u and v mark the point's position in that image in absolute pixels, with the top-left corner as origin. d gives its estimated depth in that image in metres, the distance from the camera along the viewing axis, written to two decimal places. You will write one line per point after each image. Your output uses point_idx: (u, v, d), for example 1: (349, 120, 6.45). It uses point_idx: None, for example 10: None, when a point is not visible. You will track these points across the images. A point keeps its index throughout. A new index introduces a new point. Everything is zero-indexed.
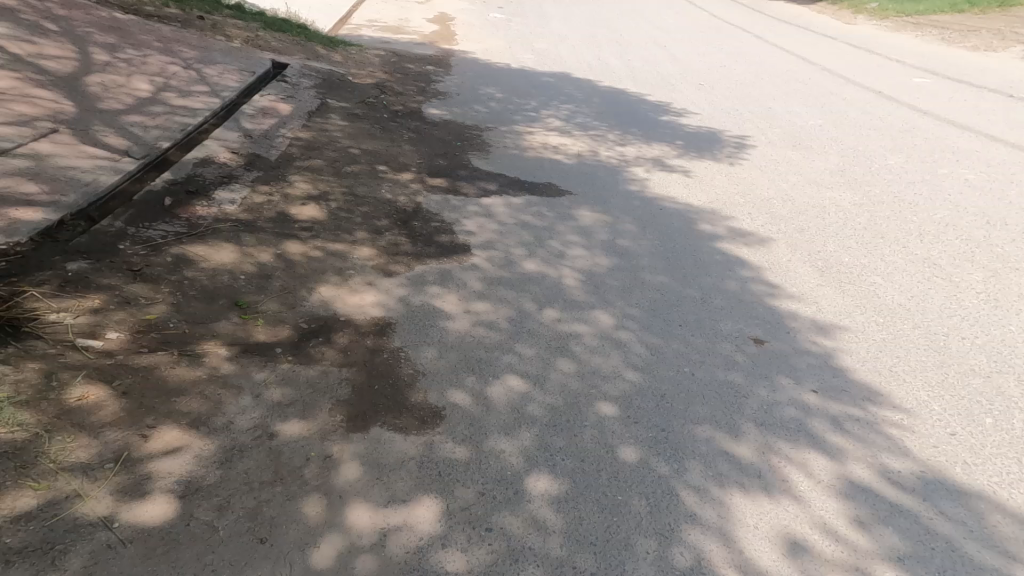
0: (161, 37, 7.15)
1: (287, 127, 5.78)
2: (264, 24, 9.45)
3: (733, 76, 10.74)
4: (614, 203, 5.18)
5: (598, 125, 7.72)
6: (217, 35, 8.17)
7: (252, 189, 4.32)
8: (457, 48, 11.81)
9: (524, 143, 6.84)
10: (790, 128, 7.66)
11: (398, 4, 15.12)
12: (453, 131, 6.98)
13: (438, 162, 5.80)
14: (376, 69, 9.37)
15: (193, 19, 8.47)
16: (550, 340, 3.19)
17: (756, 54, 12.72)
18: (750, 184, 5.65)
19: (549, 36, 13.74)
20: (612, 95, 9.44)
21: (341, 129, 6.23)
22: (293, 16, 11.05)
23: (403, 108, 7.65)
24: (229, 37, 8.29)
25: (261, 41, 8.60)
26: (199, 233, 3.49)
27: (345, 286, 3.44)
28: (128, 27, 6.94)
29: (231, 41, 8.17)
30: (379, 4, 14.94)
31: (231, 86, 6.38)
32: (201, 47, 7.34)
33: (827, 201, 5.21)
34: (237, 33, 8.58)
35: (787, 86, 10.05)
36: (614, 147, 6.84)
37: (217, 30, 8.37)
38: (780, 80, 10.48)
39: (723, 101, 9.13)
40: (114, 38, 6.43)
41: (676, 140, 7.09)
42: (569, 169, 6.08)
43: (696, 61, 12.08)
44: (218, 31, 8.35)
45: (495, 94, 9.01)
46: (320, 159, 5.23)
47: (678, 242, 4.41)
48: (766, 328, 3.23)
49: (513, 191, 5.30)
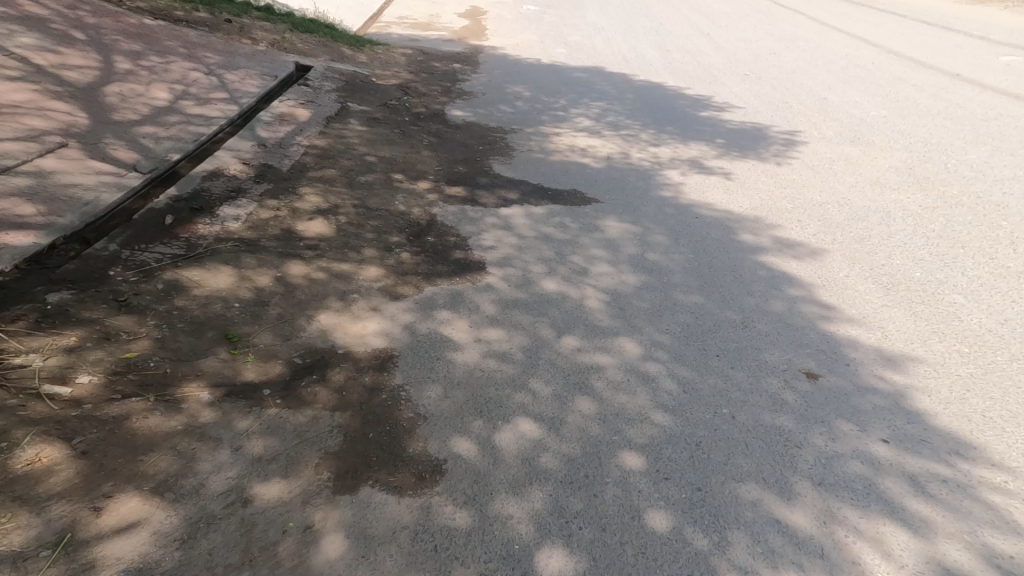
0: (186, 42, 7.05)
1: (304, 134, 5.59)
2: (292, 25, 9.34)
3: (783, 64, 10.17)
4: (644, 212, 4.82)
5: (633, 123, 7.32)
6: (243, 39, 8.07)
7: (260, 203, 4.10)
8: (488, 45, 11.50)
9: (551, 145, 6.50)
10: (848, 120, 7.12)
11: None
12: (476, 135, 6.69)
13: (458, 169, 5.52)
14: (402, 69, 9.16)
15: (222, 23, 8.39)
16: (569, 373, 2.86)
17: (811, 38, 12.09)
18: (801, 187, 5.21)
19: (584, 28, 13.32)
20: (647, 90, 9.00)
21: (359, 134, 6.00)
22: (322, 16, 10.94)
23: (426, 111, 7.40)
24: (256, 41, 8.18)
25: (287, 44, 8.48)
26: (197, 254, 3.28)
27: (347, 312, 3.18)
28: (154, 33, 6.87)
29: (257, 44, 8.06)
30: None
31: (251, 92, 6.22)
32: (225, 51, 7.23)
33: (893, 205, 4.78)
34: (264, 36, 8.47)
35: (846, 74, 9.41)
36: (648, 147, 6.44)
37: (244, 33, 8.27)
38: (836, 67, 9.83)
39: (769, 93, 8.59)
40: (139, 45, 6.35)
41: (716, 138, 6.65)
42: (598, 173, 5.73)
43: (739, 49, 11.46)
44: (244, 34, 8.26)
45: (524, 93, 8.69)
46: (334, 167, 5.00)
47: (716, 258, 4.04)
48: (820, 362, 2.85)
49: (536, 200, 4.98)
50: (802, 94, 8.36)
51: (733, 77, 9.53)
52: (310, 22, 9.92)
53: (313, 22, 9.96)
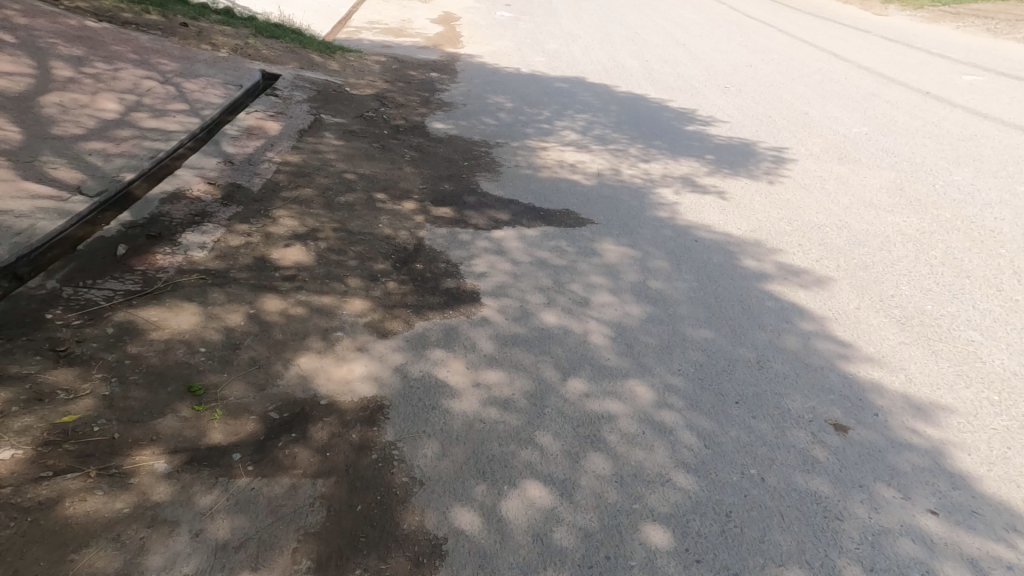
0: (139, 48, 6.66)
1: (275, 149, 5.31)
2: (255, 30, 9.01)
3: (762, 77, 10.14)
4: (643, 234, 4.60)
5: (619, 137, 7.12)
6: (203, 44, 7.69)
7: (227, 228, 3.81)
8: (464, 52, 11.25)
9: (537, 160, 6.26)
10: (831, 136, 7.06)
11: (400, 4, 14.59)
12: (459, 148, 6.43)
13: (443, 187, 5.25)
14: (375, 77, 8.86)
15: (177, 27, 8.00)
16: (578, 424, 2.61)
17: (785, 51, 12.14)
18: (796, 207, 5.03)
19: (561, 36, 13.17)
20: (630, 102, 8.84)
21: (335, 149, 5.71)
22: (288, 20, 10.60)
23: (404, 122, 7.12)
24: (217, 47, 7.81)
25: (252, 50, 8.12)
26: (153, 291, 2.98)
27: (330, 354, 2.88)
28: (100, 37, 6.47)
29: (219, 51, 7.69)
30: (381, 4, 14.44)
31: (214, 102, 5.88)
32: (183, 58, 6.86)
33: (890, 227, 4.65)
34: (225, 41, 8.11)
35: (822, 88, 9.42)
36: (637, 163, 6.25)
37: (204, 39, 7.90)
38: (813, 81, 9.83)
39: (752, 106, 8.50)
40: (82, 49, 5.97)
41: (705, 154, 6.49)
42: (590, 191, 5.50)
43: (717, 61, 11.42)
44: (204, 39, 7.88)
45: (505, 104, 8.45)
46: (310, 186, 4.74)
47: (721, 286, 3.81)
48: (847, 410, 2.66)
49: (528, 221, 4.72)
50: (784, 109, 8.29)
51: (713, 90, 9.44)
52: (275, 27, 9.56)
53: (278, 27, 9.60)
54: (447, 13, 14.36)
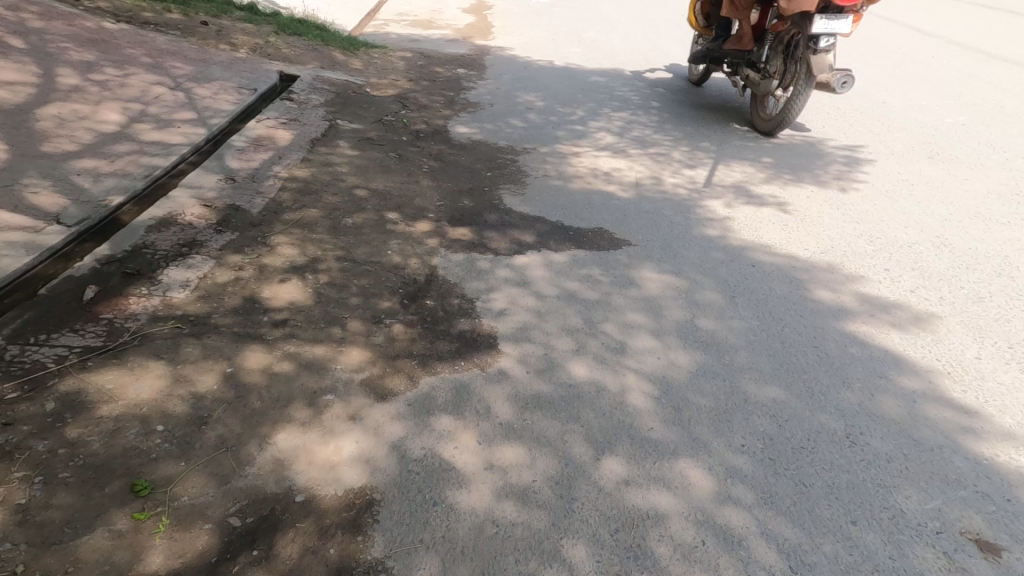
0: (153, 50, 6.33)
1: (282, 163, 4.80)
2: (278, 27, 8.71)
3: None
4: (689, 259, 4.02)
5: (662, 139, 6.47)
6: (221, 45, 7.35)
7: (216, 260, 3.36)
8: (494, 46, 10.68)
9: (569, 169, 5.68)
10: (917, 129, 6.25)
11: None
12: (482, 156, 5.92)
13: (462, 204, 4.80)
14: (399, 76, 8.40)
15: (197, 25, 7.70)
16: (619, 527, 2.06)
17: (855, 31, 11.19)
18: (876, 221, 4.31)
19: (599, 23, 12.47)
20: (673, 97, 8.14)
21: (348, 160, 5.25)
22: (313, 15, 10.26)
23: (425, 127, 6.63)
24: (235, 47, 7.46)
25: (271, 50, 7.75)
26: (115, 347, 2.53)
27: (317, 427, 2.40)
28: (115, 39, 6.16)
29: (237, 51, 7.34)
30: None
31: (224, 109, 5.46)
32: (197, 60, 6.49)
33: (1008, 246, 3.92)
34: (244, 40, 7.76)
35: (901, 72, 8.52)
36: (682, 169, 5.60)
37: (222, 38, 7.56)
38: (891, 64, 8.99)
39: (818, 96, 7.70)
40: (93, 54, 5.66)
41: (761, 156, 5.77)
42: (626, 205, 4.95)
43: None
44: (223, 39, 7.54)
45: (536, 102, 7.87)
46: (315, 207, 4.31)
47: (787, 325, 3.17)
48: (995, 520, 2.07)
49: (556, 243, 4.26)
50: (859, 98, 7.45)
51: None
52: (298, 23, 9.20)
53: (301, 23, 9.24)
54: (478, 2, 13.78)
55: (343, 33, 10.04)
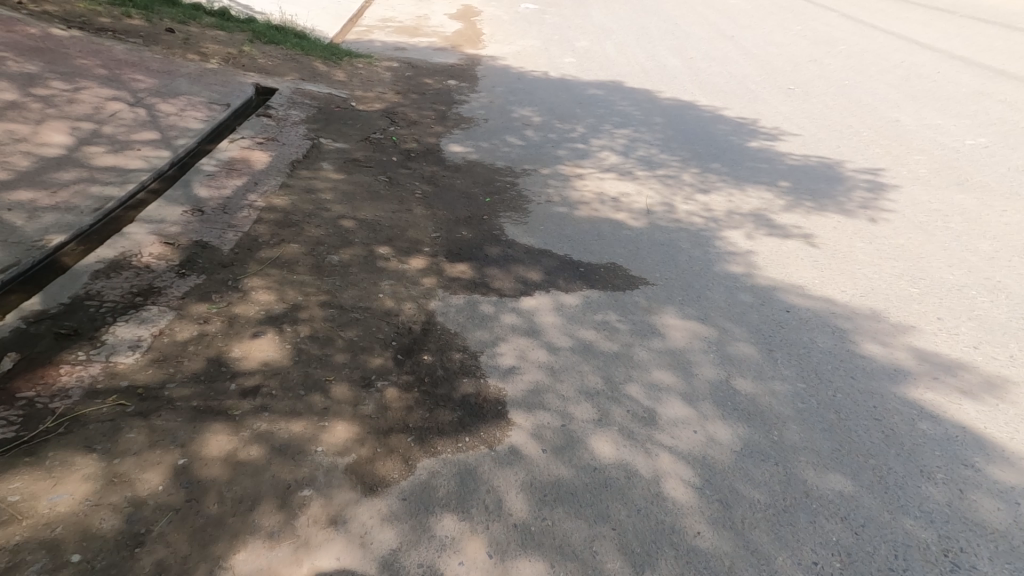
0: (111, 61, 6.10)
1: (259, 191, 4.53)
2: (253, 34, 8.39)
3: (830, 76, 9.03)
4: (716, 303, 3.61)
5: (670, 159, 6.07)
6: (189, 54, 7.05)
7: (176, 312, 2.91)
8: (485, 55, 10.29)
9: (573, 195, 5.29)
10: (937, 151, 5.97)
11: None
12: (479, 178, 5.56)
13: (460, 234, 4.52)
14: (386, 88, 7.97)
15: (161, 33, 7.37)
16: None
17: (857, 42, 10.99)
18: (915, 258, 3.94)
19: (592, 31, 12.18)
20: (676, 112, 7.77)
21: (332, 185, 4.97)
22: (291, 21, 9.90)
23: (417, 146, 6.22)
24: (204, 56, 7.15)
25: (245, 60, 7.42)
26: (32, 440, 2.07)
27: (288, 540, 1.95)
28: (64, 48, 5.95)
29: (207, 61, 7.04)
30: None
31: (193, 128, 5.24)
32: (162, 72, 6.27)
33: None
34: (214, 49, 7.42)
35: (910, 88, 8.29)
36: (695, 195, 5.18)
37: (190, 47, 7.24)
38: (897, 78, 8.76)
39: (825, 112, 7.43)
40: (39, 67, 5.42)
41: (778, 179, 5.41)
42: (638, 235, 4.59)
43: (774, 58, 10.24)
44: (190, 48, 7.22)
45: (533, 117, 7.47)
46: (296, 241, 4.00)
47: (838, 388, 2.77)
48: None
49: (565, 283, 3.94)
50: (866, 116, 7.14)
51: (774, 94, 8.32)
52: (274, 30, 8.87)
53: (278, 30, 8.90)
54: (467, 8, 13.43)
55: (324, 40, 9.66)
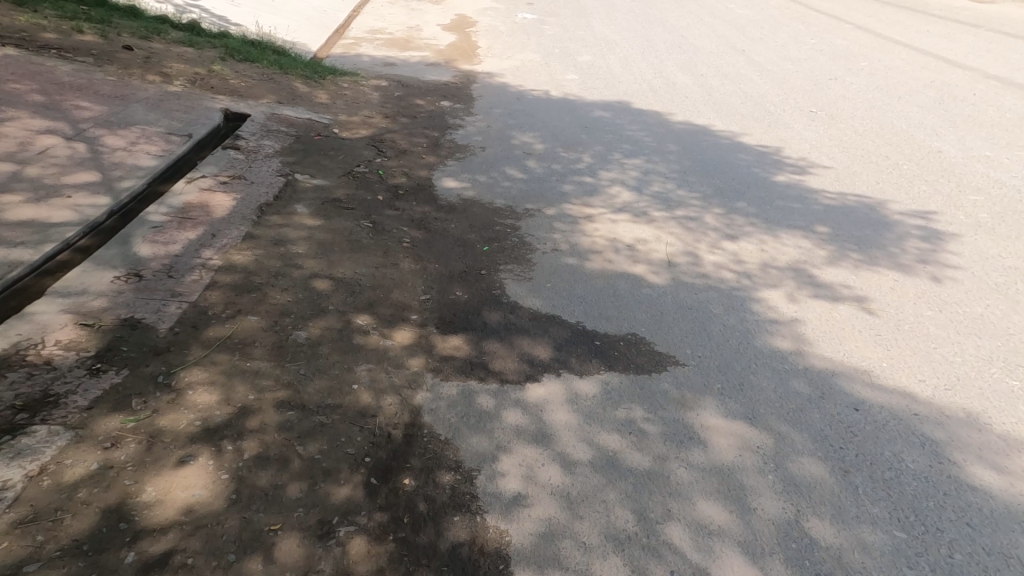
0: (51, 84, 5.58)
1: (214, 246, 3.89)
2: (225, 50, 7.80)
3: (855, 96, 8.58)
4: (764, 393, 3.00)
5: (689, 198, 5.50)
6: (150, 75, 6.43)
7: (75, 432, 2.31)
8: (481, 71, 9.69)
9: (584, 242, 4.74)
10: (994, 190, 5.55)
11: (411, 8, 13.28)
12: (477, 221, 4.94)
13: (454, 295, 3.91)
14: (373, 110, 7.36)
15: (119, 50, 6.78)
16: None
17: (882, 57, 10.56)
18: (1003, 332, 3.46)
19: (594, 43, 11.66)
20: (690, 138, 7.19)
21: (305, 234, 4.33)
22: (272, 36, 9.34)
23: (406, 181, 5.57)
24: (168, 77, 6.53)
25: (215, 81, 6.80)
26: None
27: None
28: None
29: (171, 83, 6.42)
30: (389, 8, 13.10)
31: (143, 167, 4.63)
32: (113, 96, 5.69)
33: None
34: (180, 69, 6.80)
35: (947, 112, 7.87)
36: (721, 242, 4.69)
37: (152, 67, 6.62)
38: (930, 101, 8.35)
39: (857, 139, 6.97)
40: None
41: (818, 223, 4.90)
42: (661, 295, 4.05)
43: (791, 75, 9.72)
44: (153, 68, 6.60)
45: (534, 145, 6.86)
46: (256, 311, 3.35)
47: (954, 545, 2.24)
48: None
49: (579, 362, 3.37)
50: (908, 147, 6.68)
51: (798, 118, 7.82)
52: (250, 47, 8.27)
53: (254, 46, 8.33)
54: (461, 18, 12.85)
55: (307, 56, 9.04)
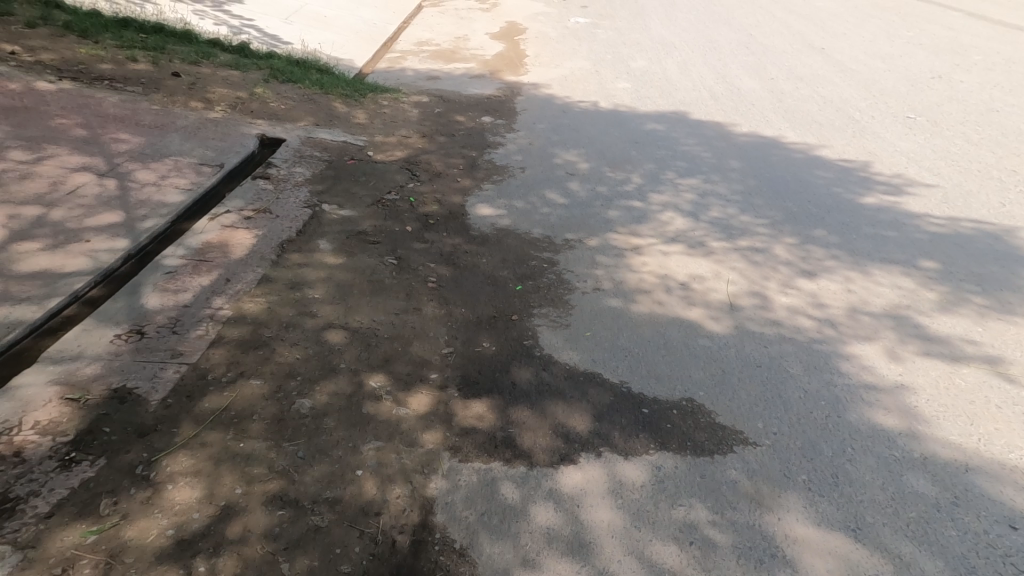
0: (96, 116, 5.52)
1: (223, 293, 3.58)
2: (270, 71, 7.70)
3: (957, 102, 8.11)
4: (871, 492, 2.48)
5: (756, 225, 5.09)
6: (192, 102, 6.33)
7: (24, 554, 2.08)
8: (528, 82, 9.28)
9: (631, 279, 4.24)
10: None
11: (460, 17, 13.03)
12: (513, 255, 4.49)
13: (482, 347, 3.47)
14: (412, 129, 7.06)
15: (167, 77, 6.75)
16: None
17: (982, 56, 9.93)
18: None
19: (650, 47, 11.06)
20: (757, 156, 6.61)
21: (325, 274, 3.98)
22: (318, 53, 9.24)
23: (438, 209, 5.17)
24: (210, 103, 6.41)
25: (255, 104, 6.65)
26: None
27: None
28: (44, 106, 5.44)
29: (212, 109, 6.29)
30: (437, 17, 12.89)
31: (168, 203, 4.42)
32: (153, 126, 5.58)
33: None
34: (222, 94, 6.69)
35: None
36: (795, 279, 4.25)
37: (195, 93, 6.53)
38: None
39: (962, 154, 6.61)
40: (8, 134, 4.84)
41: (931, 254, 4.65)
42: (723, 346, 3.51)
43: (879, 75, 9.20)
44: (195, 94, 6.51)
45: (580, 164, 6.36)
46: (259, 374, 3.01)
47: None
48: None
49: (624, 436, 2.83)
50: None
51: (890, 126, 7.43)
52: (294, 67, 8.15)
53: (300, 66, 8.22)
54: (509, 25, 12.46)
55: (351, 73, 8.87)
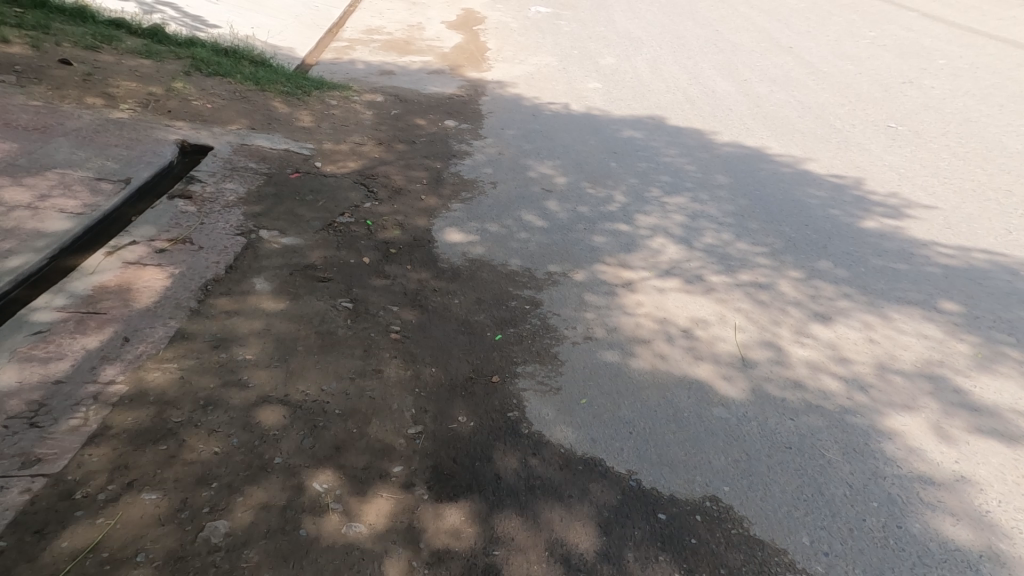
0: None
1: (110, 360, 2.77)
2: (189, 61, 6.75)
3: (936, 109, 7.88)
4: None
5: (755, 254, 4.57)
6: (87, 97, 5.38)
7: None
8: (491, 79, 8.57)
9: (625, 325, 3.63)
10: None
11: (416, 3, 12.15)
12: (490, 295, 3.80)
13: (456, 424, 2.78)
14: (366, 133, 6.28)
15: (53, 65, 5.74)
16: None
17: (953, 60, 9.82)
18: None
19: (616, 41, 10.49)
20: (743, 170, 6.12)
21: (258, 324, 3.21)
22: (249, 41, 8.27)
23: (401, 234, 4.43)
24: (112, 99, 5.48)
25: (172, 102, 5.74)
26: None
27: None
28: None
29: (116, 107, 5.36)
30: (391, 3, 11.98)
31: (48, 232, 3.55)
32: (33, 129, 4.64)
33: None
34: (129, 88, 5.74)
35: None
36: (809, 326, 3.72)
37: (92, 86, 5.57)
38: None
39: (950, 168, 6.33)
40: None
41: (952, 289, 4.24)
42: (745, 418, 2.94)
43: (855, 78, 8.90)
44: (93, 87, 5.56)
45: (555, 178, 5.72)
46: (153, 485, 2.27)
47: None
48: None
49: (641, 561, 2.24)
50: None
51: (874, 136, 7.10)
52: (220, 57, 7.21)
53: (226, 56, 7.28)
54: (469, 14, 11.67)
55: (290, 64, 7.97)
